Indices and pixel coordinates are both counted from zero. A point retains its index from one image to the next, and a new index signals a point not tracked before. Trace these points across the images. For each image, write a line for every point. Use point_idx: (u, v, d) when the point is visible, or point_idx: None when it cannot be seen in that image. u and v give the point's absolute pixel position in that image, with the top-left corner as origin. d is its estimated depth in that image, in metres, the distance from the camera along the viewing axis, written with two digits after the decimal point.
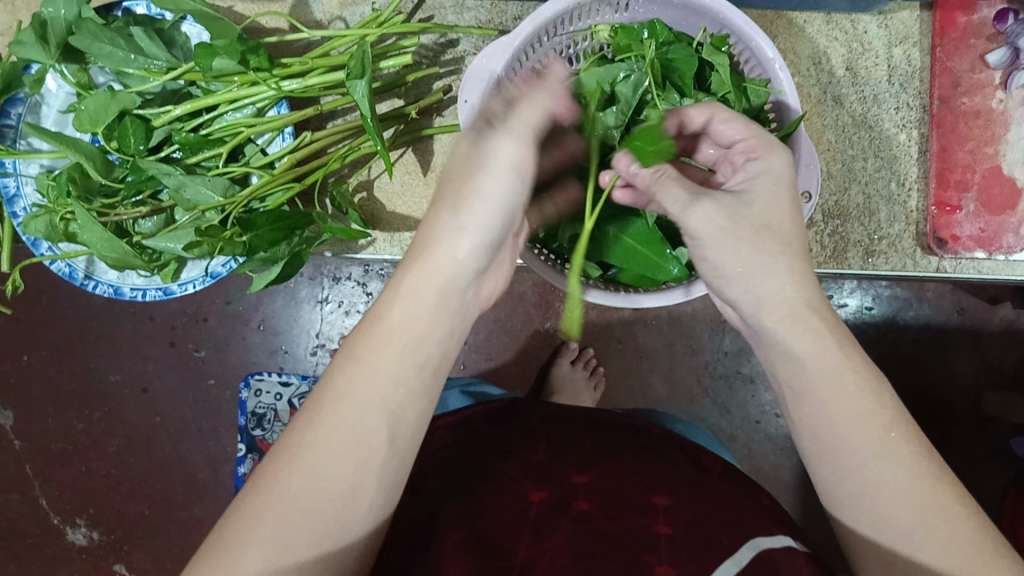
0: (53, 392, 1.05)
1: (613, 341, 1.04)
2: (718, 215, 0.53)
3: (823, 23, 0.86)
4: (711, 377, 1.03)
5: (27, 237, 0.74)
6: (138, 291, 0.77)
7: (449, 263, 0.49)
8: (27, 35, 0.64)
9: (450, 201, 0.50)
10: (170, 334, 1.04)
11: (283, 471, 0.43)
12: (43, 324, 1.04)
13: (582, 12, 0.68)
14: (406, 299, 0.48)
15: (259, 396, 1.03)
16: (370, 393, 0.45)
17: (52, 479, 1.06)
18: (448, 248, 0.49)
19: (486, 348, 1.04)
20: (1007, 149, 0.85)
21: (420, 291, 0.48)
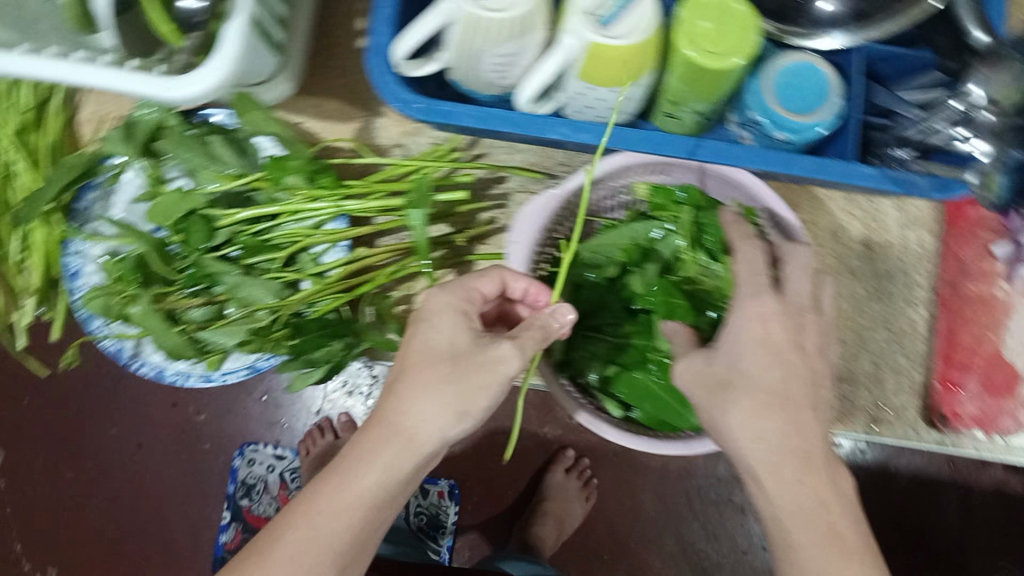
0: (47, 438, 1.06)
1: (607, 454, 1.05)
2: (698, 364, 0.63)
3: (844, 201, 0.90)
4: (702, 501, 1.03)
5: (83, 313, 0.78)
6: (180, 375, 0.81)
7: (429, 440, 0.59)
8: (116, 133, 0.69)
9: (449, 402, 0.58)
10: (172, 395, 1.05)
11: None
12: (49, 370, 1.05)
13: (622, 174, 0.76)
14: (370, 470, 0.58)
15: (252, 466, 1.03)
16: (320, 552, 0.57)
17: (31, 528, 1.05)
18: (442, 435, 0.59)
19: (480, 446, 1.04)
20: (1006, 336, 0.91)
21: (386, 459, 0.58)
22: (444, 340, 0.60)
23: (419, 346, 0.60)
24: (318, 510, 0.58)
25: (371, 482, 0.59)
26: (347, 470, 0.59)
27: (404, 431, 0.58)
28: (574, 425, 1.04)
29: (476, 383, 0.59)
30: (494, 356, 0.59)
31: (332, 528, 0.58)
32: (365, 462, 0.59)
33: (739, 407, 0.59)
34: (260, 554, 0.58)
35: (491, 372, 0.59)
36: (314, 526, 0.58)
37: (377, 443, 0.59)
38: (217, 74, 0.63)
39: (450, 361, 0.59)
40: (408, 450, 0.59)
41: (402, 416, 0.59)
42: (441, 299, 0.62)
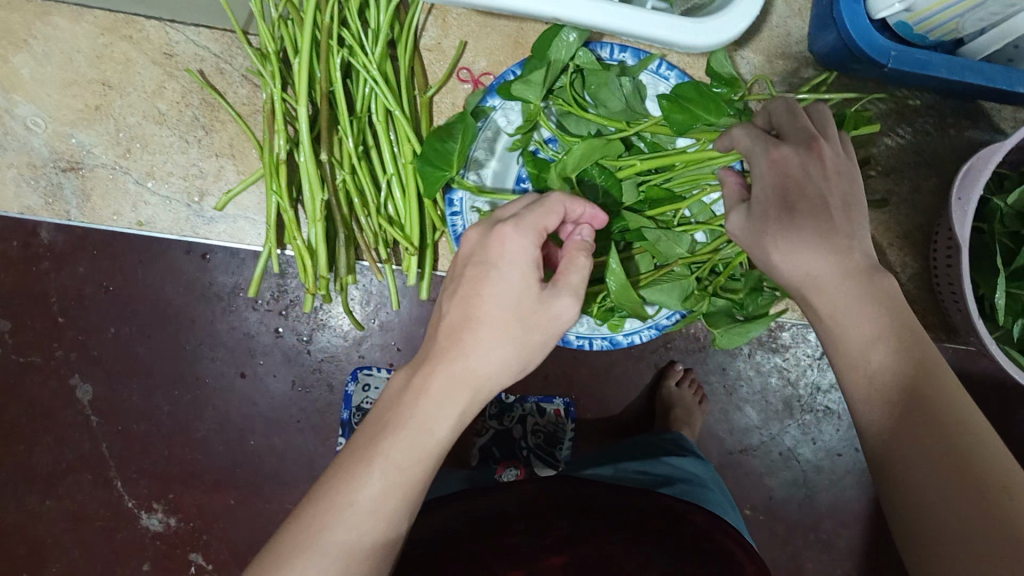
0: (139, 371, 0.99)
1: (713, 368, 1.08)
2: (741, 224, 0.63)
3: None
4: (801, 409, 1.09)
5: None
6: (584, 339, 0.82)
7: (490, 384, 0.56)
8: (537, 76, 0.66)
9: (516, 353, 0.56)
10: (278, 320, 0.99)
11: (325, 530, 0.51)
12: (141, 297, 0.97)
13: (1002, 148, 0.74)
14: (447, 417, 0.55)
15: (367, 392, 1.01)
16: (397, 487, 0.53)
17: (130, 462, 1.00)
18: (501, 379, 0.57)
19: (594, 363, 1.06)
20: None
21: (460, 411, 0.56)
22: (510, 285, 0.55)
23: (487, 296, 0.55)
24: (396, 450, 0.53)
25: (445, 431, 0.55)
26: (408, 407, 0.55)
27: (473, 383, 0.55)
28: (686, 340, 1.06)
29: (539, 336, 0.57)
30: (557, 308, 0.57)
31: (408, 473, 0.53)
32: (435, 403, 0.55)
33: (501, 351, 0.56)
34: (339, 504, 0.52)
35: (774, 216, 0.60)
36: (393, 461, 0.53)
37: (436, 387, 0.55)
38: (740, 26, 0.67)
39: (558, 320, 0.57)
40: (473, 396, 0.56)
41: (466, 357, 0.55)
42: (518, 239, 0.56)
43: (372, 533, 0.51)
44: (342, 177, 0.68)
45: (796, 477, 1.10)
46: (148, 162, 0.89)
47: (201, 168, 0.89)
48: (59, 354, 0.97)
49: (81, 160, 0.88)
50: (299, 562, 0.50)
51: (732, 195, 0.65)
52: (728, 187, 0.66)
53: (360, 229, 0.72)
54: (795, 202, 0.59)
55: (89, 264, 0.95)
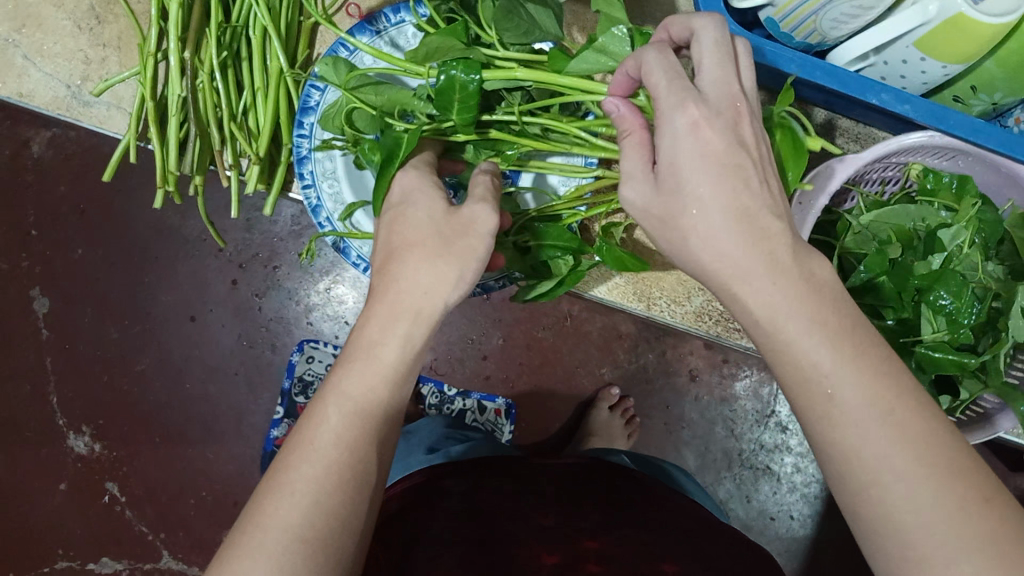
0: (95, 296, 1.02)
1: (655, 403, 1.07)
2: (648, 193, 0.45)
3: None
4: (740, 463, 1.06)
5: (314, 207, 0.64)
6: None
7: (436, 305, 0.47)
8: None
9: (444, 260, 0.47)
10: (235, 272, 1.02)
11: (291, 470, 0.42)
12: (109, 225, 1.00)
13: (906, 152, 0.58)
14: (393, 340, 0.46)
15: (309, 364, 1.00)
16: (360, 424, 0.44)
17: (68, 382, 1.03)
18: (442, 298, 0.47)
19: (535, 374, 1.05)
20: None
21: (406, 334, 0.46)
22: (420, 210, 0.49)
23: (404, 225, 0.48)
24: (350, 385, 0.45)
25: (395, 354, 0.46)
26: (359, 335, 0.47)
27: (410, 305, 0.46)
28: (630, 368, 1.05)
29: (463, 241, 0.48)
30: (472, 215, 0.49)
31: (358, 413, 0.44)
32: (381, 331, 0.46)
33: (428, 271, 0.47)
34: (302, 442, 0.43)
35: (690, 195, 0.43)
36: (351, 397, 0.45)
37: (378, 314, 0.47)
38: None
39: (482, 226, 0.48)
40: (416, 319, 0.47)
41: (401, 289, 0.47)
42: (414, 176, 0.51)
43: (339, 467, 0.42)
44: (200, 83, 0.61)
45: None
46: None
47: (86, 52, 0.68)
48: (25, 264, 1.01)
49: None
50: (272, 503, 0.41)
51: (627, 154, 0.46)
52: (627, 151, 0.47)
53: (211, 138, 0.64)
54: (675, 165, 0.43)
55: (70, 184, 0.99)
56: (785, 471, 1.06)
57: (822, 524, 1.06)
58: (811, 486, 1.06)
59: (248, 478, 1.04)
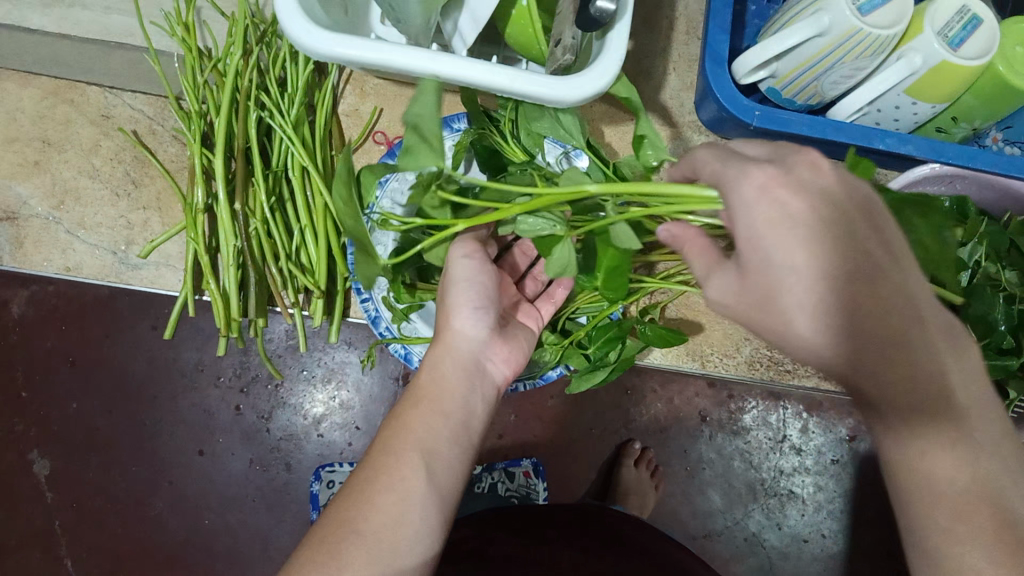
0: (97, 447, 0.99)
1: (672, 450, 1.08)
2: (729, 284, 0.50)
3: None
4: (763, 493, 1.08)
5: (372, 319, 0.73)
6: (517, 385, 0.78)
7: (449, 401, 0.61)
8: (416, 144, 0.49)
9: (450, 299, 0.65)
10: (238, 398, 1.01)
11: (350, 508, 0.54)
12: (103, 372, 0.99)
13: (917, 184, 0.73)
14: (420, 433, 0.58)
15: (332, 488, 1.00)
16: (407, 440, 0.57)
17: (81, 541, 1.00)
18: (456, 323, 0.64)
19: (553, 443, 1.06)
20: None
21: (427, 427, 0.58)
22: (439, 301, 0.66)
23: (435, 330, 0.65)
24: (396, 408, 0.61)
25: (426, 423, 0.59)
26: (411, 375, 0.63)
27: (423, 397, 0.60)
28: (644, 419, 1.07)
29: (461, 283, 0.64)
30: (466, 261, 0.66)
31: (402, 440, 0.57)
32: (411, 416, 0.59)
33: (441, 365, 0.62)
34: (331, 547, 0.52)
35: (775, 278, 0.46)
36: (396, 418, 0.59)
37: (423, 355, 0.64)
38: (618, 68, 0.57)
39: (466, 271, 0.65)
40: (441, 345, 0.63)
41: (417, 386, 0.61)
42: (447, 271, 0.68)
43: (374, 555, 0.52)
44: (254, 225, 0.71)
45: (762, 563, 1.09)
46: (80, 214, 0.86)
47: (128, 220, 0.86)
48: (20, 428, 0.98)
49: (17, 212, 0.86)
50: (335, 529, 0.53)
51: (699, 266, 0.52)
52: (708, 277, 0.51)
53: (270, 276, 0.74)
54: (749, 266, 0.48)
55: (56, 338, 0.97)
56: (808, 491, 1.08)
57: (850, 539, 1.09)
58: (834, 503, 1.08)
59: None
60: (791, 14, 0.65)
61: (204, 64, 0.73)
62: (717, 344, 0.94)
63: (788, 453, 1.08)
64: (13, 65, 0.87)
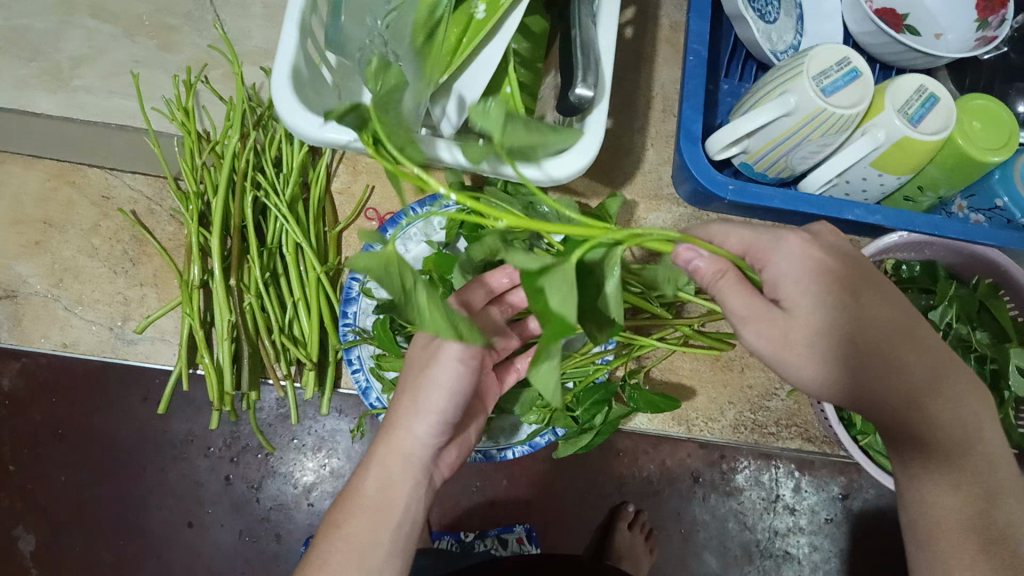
0: (84, 521, 0.99)
1: (668, 512, 1.08)
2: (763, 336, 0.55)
3: None
4: (758, 554, 1.08)
5: (360, 387, 0.72)
6: (507, 451, 0.79)
7: (394, 507, 0.63)
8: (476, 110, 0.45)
9: (407, 403, 0.62)
10: (228, 468, 1.00)
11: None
12: (91, 445, 0.98)
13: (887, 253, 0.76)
14: (357, 542, 0.61)
15: None
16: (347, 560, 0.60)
17: None
18: (410, 431, 0.62)
19: (546, 506, 1.06)
20: None
21: (369, 536, 0.61)
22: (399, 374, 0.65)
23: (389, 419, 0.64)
24: (335, 516, 0.63)
25: (361, 530, 0.62)
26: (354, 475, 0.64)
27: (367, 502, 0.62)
28: (638, 482, 1.06)
29: (423, 387, 0.61)
30: (436, 356, 0.61)
31: (345, 562, 0.60)
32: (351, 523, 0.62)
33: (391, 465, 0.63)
34: None
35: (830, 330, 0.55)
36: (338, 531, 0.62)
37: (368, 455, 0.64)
38: (595, 149, 0.59)
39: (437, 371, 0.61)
40: (391, 452, 0.63)
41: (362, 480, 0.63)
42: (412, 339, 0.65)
43: None
44: (249, 301, 0.73)
45: None
46: (79, 291, 0.87)
47: (127, 296, 0.88)
48: (5, 504, 0.98)
49: (17, 290, 0.87)
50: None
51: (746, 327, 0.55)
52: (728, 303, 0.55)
53: (262, 349, 0.75)
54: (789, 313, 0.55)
55: (45, 411, 0.97)
56: (803, 551, 1.08)
57: None
58: (830, 563, 1.08)
59: None
60: (760, 94, 0.69)
61: (202, 147, 0.77)
62: (702, 409, 0.94)
63: (786, 512, 1.07)
64: (10, 147, 0.89)
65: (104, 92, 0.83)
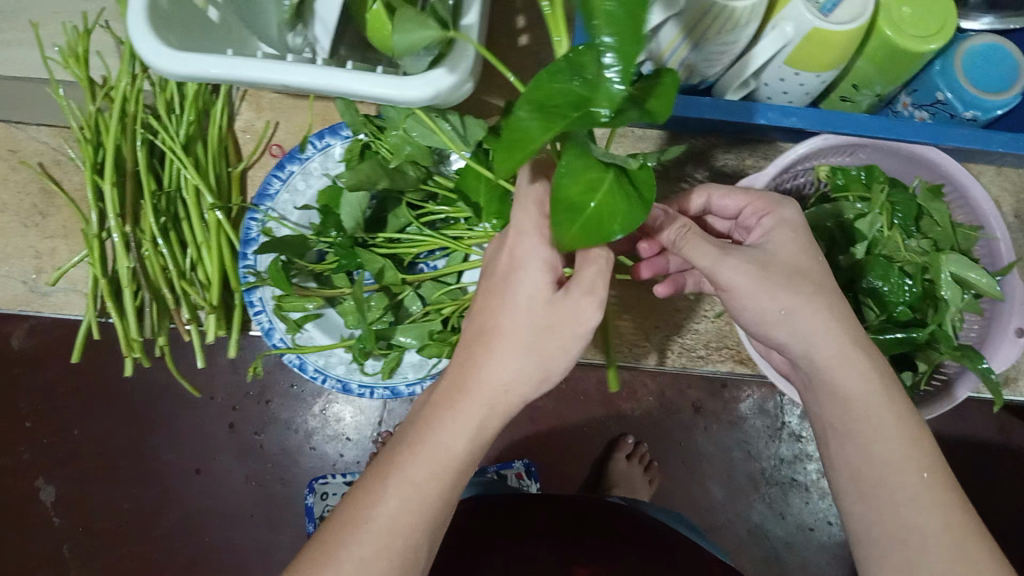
0: (100, 471, 1.02)
1: (671, 443, 1.06)
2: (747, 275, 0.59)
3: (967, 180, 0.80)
4: (766, 483, 1.05)
5: (262, 328, 0.71)
6: (411, 387, 0.72)
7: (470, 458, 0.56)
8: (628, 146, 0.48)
9: (530, 363, 0.55)
10: (230, 415, 1.03)
11: (345, 546, 0.53)
12: (101, 398, 1.02)
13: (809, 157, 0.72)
14: (434, 490, 0.55)
15: (326, 499, 1.02)
16: (416, 514, 0.54)
17: (89, 562, 1.03)
18: (522, 395, 0.56)
19: (545, 444, 1.06)
20: None
21: (444, 491, 0.55)
22: (519, 304, 0.55)
23: (492, 362, 0.55)
24: (411, 472, 0.54)
25: (441, 481, 0.55)
26: (433, 427, 0.55)
27: (450, 454, 0.55)
28: (637, 416, 1.05)
29: (556, 346, 0.54)
30: (570, 317, 0.54)
31: (409, 518, 0.54)
32: (430, 468, 0.55)
33: (489, 414, 0.56)
34: None
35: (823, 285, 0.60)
36: (409, 484, 0.54)
37: (456, 406, 0.55)
38: (468, 63, 0.57)
39: (576, 327, 0.54)
40: (491, 414, 0.55)
41: (449, 424, 0.55)
42: (524, 246, 0.55)
43: None
44: (146, 250, 0.73)
45: (767, 555, 1.05)
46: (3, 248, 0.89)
47: (35, 249, 0.89)
48: (25, 457, 1.02)
49: None
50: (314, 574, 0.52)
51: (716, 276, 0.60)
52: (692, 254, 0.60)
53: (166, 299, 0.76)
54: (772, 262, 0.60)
55: (54, 368, 1.01)
56: (812, 479, 1.05)
57: None
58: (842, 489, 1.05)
59: None
60: None
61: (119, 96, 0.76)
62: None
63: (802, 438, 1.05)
64: None
65: (23, 46, 0.85)
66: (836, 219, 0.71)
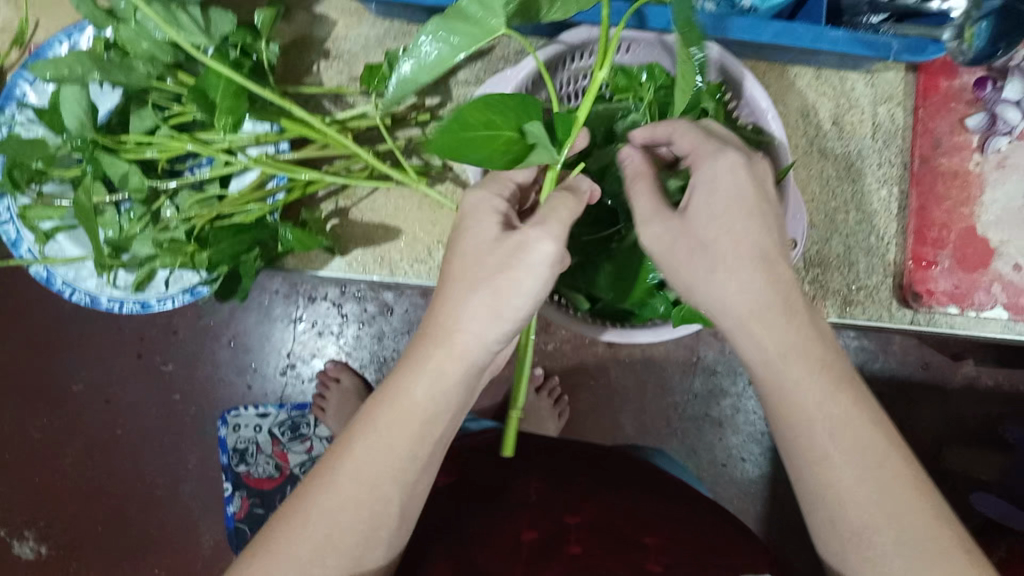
0: (10, 399, 1.03)
1: (586, 377, 1.04)
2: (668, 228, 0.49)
3: (812, 79, 0.83)
4: (680, 418, 1.04)
5: (8, 237, 0.68)
6: (166, 300, 0.71)
7: (425, 410, 0.49)
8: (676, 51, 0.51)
9: (489, 302, 0.48)
10: (137, 345, 1.02)
11: (314, 499, 0.47)
12: (6, 328, 1.01)
13: (580, 53, 0.68)
14: (404, 437, 0.48)
15: (239, 431, 1.02)
16: (385, 471, 0.48)
17: (2, 490, 1.04)
18: (486, 340, 0.48)
19: None
20: (981, 210, 0.83)
21: (408, 450, 0.48)
22: (470, 243, 0.49)
23: (442, 315, 0.49)
24: (375, 421, 0.49)
25: (401, 442, 0.48)
26: (393, 378, 0.49)
27: (406, 411, 0.48)
28: (550, 351, 1.03)
29: (510, 282, 0.47)
30: (523, 249, 0.47)
31: (378, 472, 0.48)
32: (385, 425, 0.48)
33: (453, 370, 0.48)
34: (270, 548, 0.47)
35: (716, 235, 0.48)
36: (378, 438, 0.48)
37: (414, 357, 0.49)
38: None
39: (532, 265, 0.47)
40: (452, 360, 0.48)
41: (404, 390, 0.49)
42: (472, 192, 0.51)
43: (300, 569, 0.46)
44: None
45: None
46: None
47: None
48: None
49: None
50: (284, 535, 0.47)
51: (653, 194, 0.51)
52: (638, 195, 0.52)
53: None
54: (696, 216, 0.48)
55: None
56: (727, 414, 1.03)
57: (776, 461, 1.04)
58: (756, 425, 1.04)
59: (198, 545, 1.05)
60: None
61: None
62: (407, 250, 0.82)
63: (737, 369, 1.03)
64: None
65: None
66: (608, 121, 0.66)
